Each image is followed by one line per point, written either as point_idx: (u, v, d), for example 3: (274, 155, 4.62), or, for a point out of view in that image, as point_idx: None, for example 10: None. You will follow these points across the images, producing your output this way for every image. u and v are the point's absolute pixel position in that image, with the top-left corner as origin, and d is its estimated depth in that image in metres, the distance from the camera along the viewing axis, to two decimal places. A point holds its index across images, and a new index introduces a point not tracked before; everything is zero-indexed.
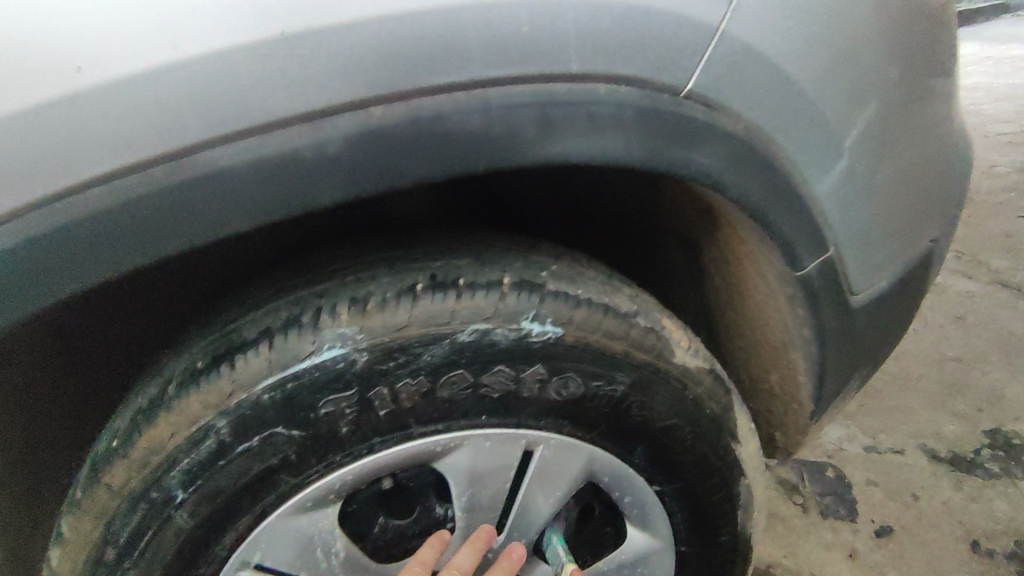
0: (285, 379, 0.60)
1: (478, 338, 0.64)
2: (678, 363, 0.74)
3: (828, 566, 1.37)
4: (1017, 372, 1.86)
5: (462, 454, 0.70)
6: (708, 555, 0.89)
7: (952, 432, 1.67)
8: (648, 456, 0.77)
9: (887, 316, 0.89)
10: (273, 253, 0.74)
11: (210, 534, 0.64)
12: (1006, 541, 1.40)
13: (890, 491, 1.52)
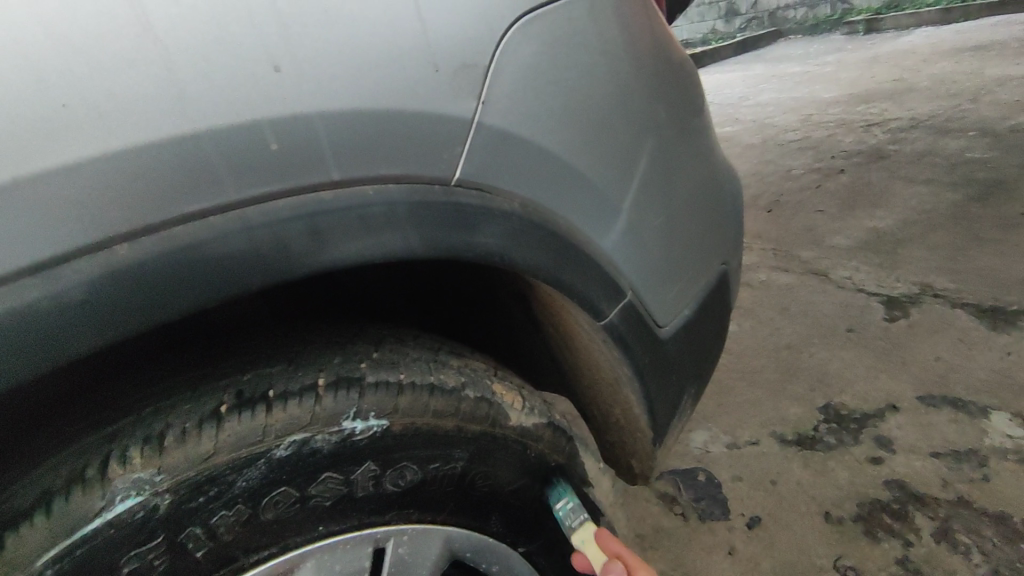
0: (72, 546, 0.53)
1: (297, 450, 0.61)
2: (515, 425, 0.76)
3: (711, 567, 1.45)
4: (836, 349, 2.12)
5: (305, 573, 0.65)
6: None
7: (795, 415, 1.86)
8: (505, 523, 0.78)
9: (697, 337, 0.98)
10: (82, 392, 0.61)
11: None
12: (849, 505, 1.55)
13: (753, 482, 1.65)
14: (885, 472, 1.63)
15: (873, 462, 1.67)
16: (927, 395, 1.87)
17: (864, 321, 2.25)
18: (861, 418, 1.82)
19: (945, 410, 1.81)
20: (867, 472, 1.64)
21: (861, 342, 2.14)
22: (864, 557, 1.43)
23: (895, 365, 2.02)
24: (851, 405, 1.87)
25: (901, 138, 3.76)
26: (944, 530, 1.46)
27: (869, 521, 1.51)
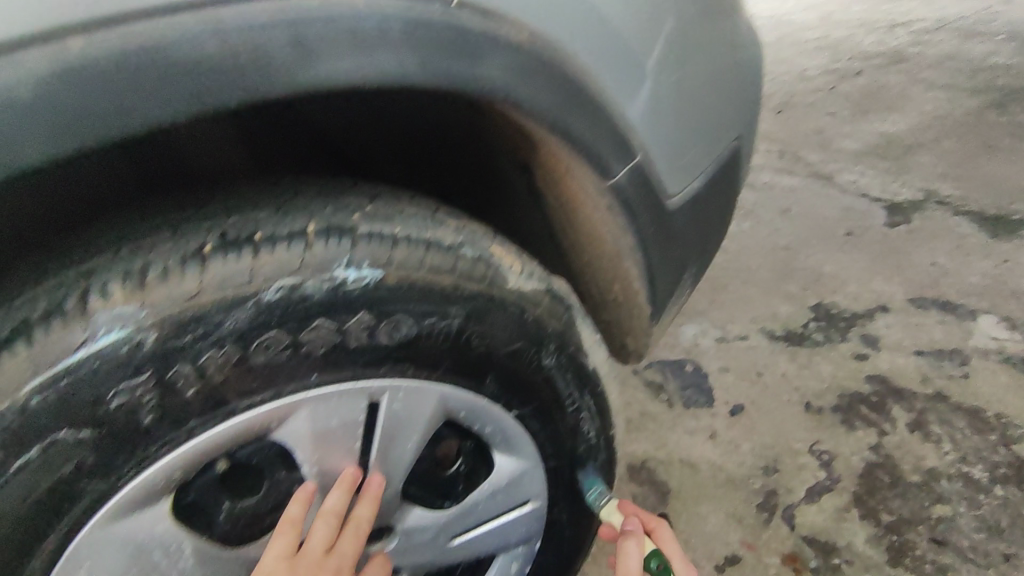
0: (56, 377, 0.53)
1: (287, 294, 0.59)
2: (513, 288, 0.74)
3: (693, 449, 1.51)
4: (833, 251, 2.11)
5: (299, 418, 0.65)
6: (575, 463, 0.92)
7: (785, 312, 1.88)
8: (500, 386, 0.78)
9: (703, 215, 0.95)
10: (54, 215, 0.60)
11: (13, 565, 0.58)
12: (830, 396, 1.60)
13: (738, 374, 1.69)
14: (868, 368, 1.67)
15: (858, 358, 1.70)
16: (919, 297, 1.89)
17: (864, 225, 2.22)
18: (850, 317, 1.84)
19: (935, 312, 1.83)
20: (850, 367, 1.68)
21: (859, 246, 2.12)
22: (840, 442, 1.48)
23: (890, 268, 2.01)
24: (842, 305, 1.88)
25: (925, 39, 3.55)
26: (919, 421, 1.51)
27: (848, 410, 1.56)
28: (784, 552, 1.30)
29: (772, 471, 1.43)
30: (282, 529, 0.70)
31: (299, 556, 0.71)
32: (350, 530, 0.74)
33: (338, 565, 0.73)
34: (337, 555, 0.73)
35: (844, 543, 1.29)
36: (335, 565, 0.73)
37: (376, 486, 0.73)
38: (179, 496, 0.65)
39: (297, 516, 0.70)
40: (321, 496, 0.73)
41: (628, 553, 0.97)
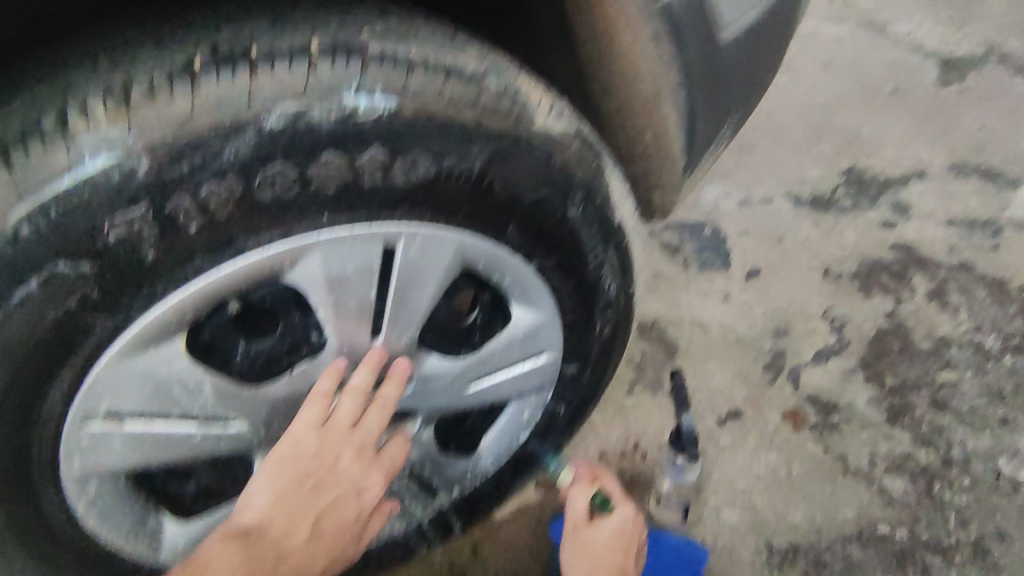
0: (45, 206, 0.50)
1: (291, 123, 0.53)
2: (542, 129, 0.67)
3: (705, 310, 1.49)
4: (874, 111, 1.95)
5: (311, 261, 0.62)
6: (593, 319, 0.91)
7: (815, 176, 1.78)
8: (522, 235, 0.73)
9: (757, 50, 0.84)
10: (25, 36, 0.55)
11: (34, 394, 0.58)
12: (851, 263, 1.56)
13: (758, 239, 1.64)
14: (894, 236, 1.61)
15: (885, 225, 1.64)
16: (959, 165, 1.78)
17: (913, 83, 2.03)
18: (883, 183, 1.75)
19: (973, 183, 1.74)
20: (876, 234, 1.62)
21: (903, 106, 1.96)
22: (854, 309, 1.47)
23: (934, 132, 1.88)
24: (876, 170, 1.78)
25: None
26: (939, 290, 1.49)
27: (867, 278, 1.52)
28: (787, 408, 1.30)
29: (783, 334, 1.43)
30: (312, 401, 0.72)
31: (326, 427, 0.74)
32: (374, 409, 0.76)
33: (362, 441, 0.76)
34: (362, 431, 0.76)
35: (847, 401, 1.30)
36: (360, 440, 0.76)
37: (403, 369, 0.75)
38: (193, 331, 0.65)
39: (326, 390, 0.71)
40: (349, 371, 0.74)
41: (573, 496, 1.07)
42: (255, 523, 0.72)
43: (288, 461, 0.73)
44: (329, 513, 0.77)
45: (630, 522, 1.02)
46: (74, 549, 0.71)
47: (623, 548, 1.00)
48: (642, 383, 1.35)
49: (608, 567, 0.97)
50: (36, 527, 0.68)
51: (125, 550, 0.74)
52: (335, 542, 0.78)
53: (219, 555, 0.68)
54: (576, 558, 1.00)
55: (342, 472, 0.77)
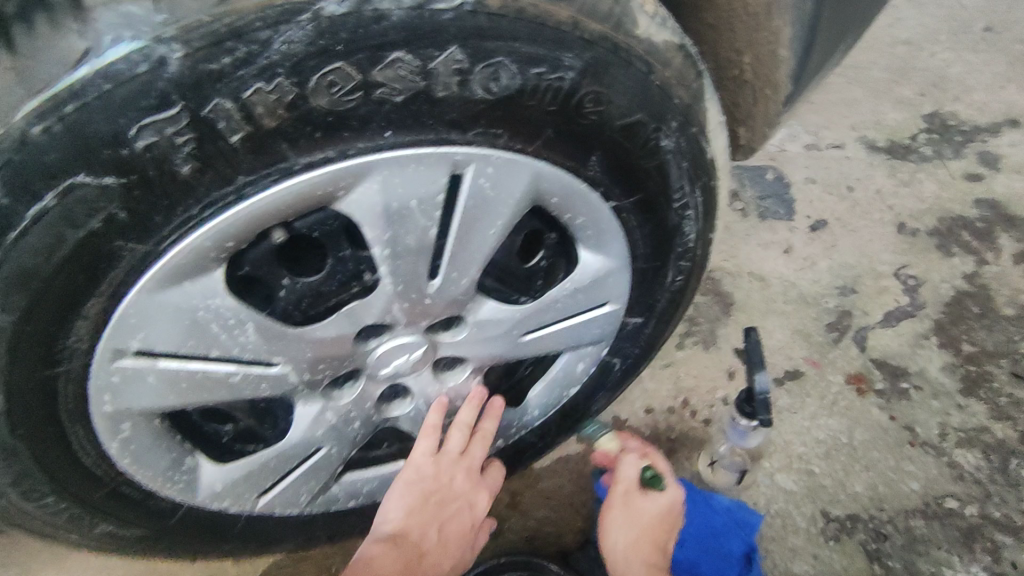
0: (59, 101, 0.43)
1: (357, 10, 0.46)
2: (642, 37, 0.58)
3: (765, 263, 1.38)
4: (964, 50, 1.75)
5: (368, 187, 0.54)
6: (666, 268, 0.82)
7: (893, 120, 1.61)
8: (605, 169, 0.64)
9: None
10: None
11: (58, 329, 0.52)
12: (929, 219, 1.42)
13: (826, 187, 1.50)
14: (980, 190, 1.47)
15: (970, 178, 1.49)
16: None
17: (1010, 20, 1.82)
18: (970, 131, 1.58)
19: None
20: (959, 188, 1.47)
21: (998, 45, 1.76)
22: (931, 268, 1.35)
23: None
24: (963, 116, 1.61)
25: None
26: None
27: (946, 236, 1.40)
28: (852, 371, 1.21)
29: (849, 292, 1.33)
30: (426, 433, 0.84)
31: (440, 454, 0.86)
32: (479, 440, 0.87)
33: (469, 464, 0.88)
34: (470, 457, 0.87)
35: (917, 368, 1.21)
36: (468, 464, 0.88)
37: (499, 407, 0.87)
38: (234, 266, 0.57)
39: (436, 421, 0.84)
40: (454, 407, 0.86)
41: (623, 462, 1.00)
42: (395, 533, 0.83)
43: (413, 481, 0.85)
44: (449, 525, 0.88)
45: (676, 505, 0.97)
46: (108, 490, 0.67)
47: (662, 530, 0.96)
48: (695, 337, 1.28)
49: (650, 542, 0.94)
50: (69, 469, 0.63)
51: (162, 491, 0.70)
52: (456, 548, 0.89)
53: (377, 557, 0.79)
54: (625, 526, 0.95)
55: (457, 490, 0.88)
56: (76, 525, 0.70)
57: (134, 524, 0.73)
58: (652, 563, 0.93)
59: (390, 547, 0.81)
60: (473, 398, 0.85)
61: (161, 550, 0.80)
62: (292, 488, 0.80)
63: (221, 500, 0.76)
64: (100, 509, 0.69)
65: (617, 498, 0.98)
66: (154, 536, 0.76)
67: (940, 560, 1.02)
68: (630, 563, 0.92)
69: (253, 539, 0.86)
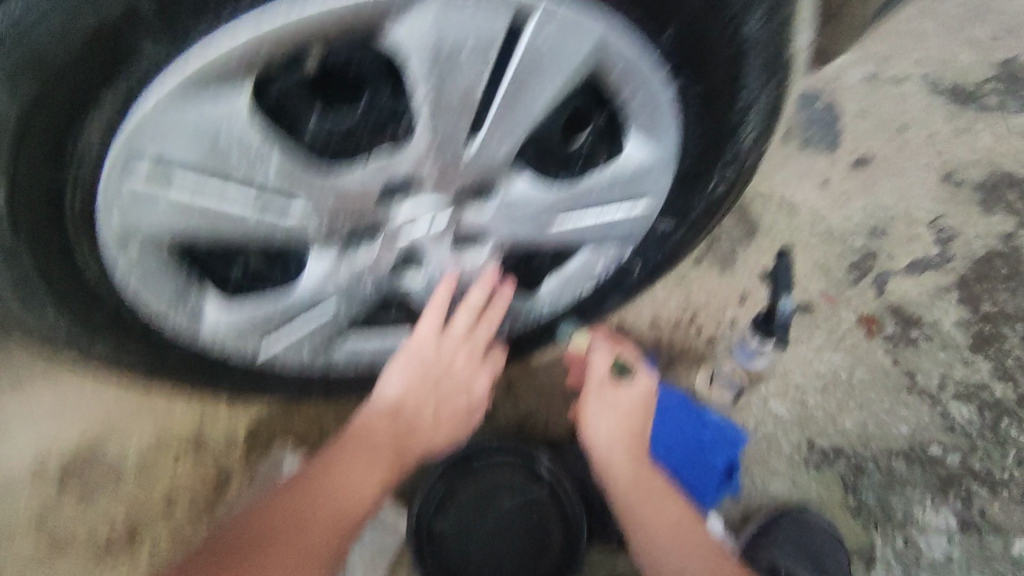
0: None
1: None
2: None
3: (799, 191, 1.32)
4: None
5: (421, 18, 0.50)
6: (711, 175, 0.77)
7: (965, 58, 1.48)
8: (679, 44, 0.59)
9: None
10: None
11: (68, 119, 0.49)
12: (978, 171, 1.35)
13: (880, 120, 1.40)
14: None
15: None
16: None
17: None
18: None
19: None
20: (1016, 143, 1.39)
21: None
22: (968, 221, 1.30)
23: None
24: None
25: None
26: None
27: (991, 191, 1.33)
28: (865, 313, 1.19)
29: (879, 235, 1.28)
30: (430, 310, 0.82)
31: (444, 333, 0.84)
32: (484, 324, 0.85)
33: (473, 346, 0.86)
34: (473, 339, 0.85)
35: (932, 318, 1.19)
36: (470, 346, 0.85)
37: (506, 293, 0.84)
38: (260, 89, 0.53)
39: (444, 297, 0.81)
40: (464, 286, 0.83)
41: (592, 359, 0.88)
42: (394, 405, 0.83)
43: (413, 357, 0.84)
44: (447, 407, 0.86)
45: (648, 393, 0.86)
46: (110, 310, 0.66)
47: (639, 420, 0.85)
48: (713, 257, 1.24)
49: (631, 430, 0.83)
50: (70, 282, 0.61)
51: (163, 322, 0.69)
52: (453, 426, 0.87)
53: (372, 424, 0.81)
54: (604, 420, 0.83)
55: (458, 370, 0.86)
56: (75, 341, 0.69)
57: (137, 350, 0.72)
58: (636, 453, 0.82)
59: (388, 419, 0.82)
60: (486, 278, 0.82)
61: (165, 381, 0.80)
62: (296, 339, 0.78)
63: (223, 341, 0.74)
64: (104, 329, 0.68)
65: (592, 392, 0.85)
66: (157, 366, 0.76)
67: (912, 500, 1.06)
68: (607, 459, 0.82)
69: (250, 384, 0.85)
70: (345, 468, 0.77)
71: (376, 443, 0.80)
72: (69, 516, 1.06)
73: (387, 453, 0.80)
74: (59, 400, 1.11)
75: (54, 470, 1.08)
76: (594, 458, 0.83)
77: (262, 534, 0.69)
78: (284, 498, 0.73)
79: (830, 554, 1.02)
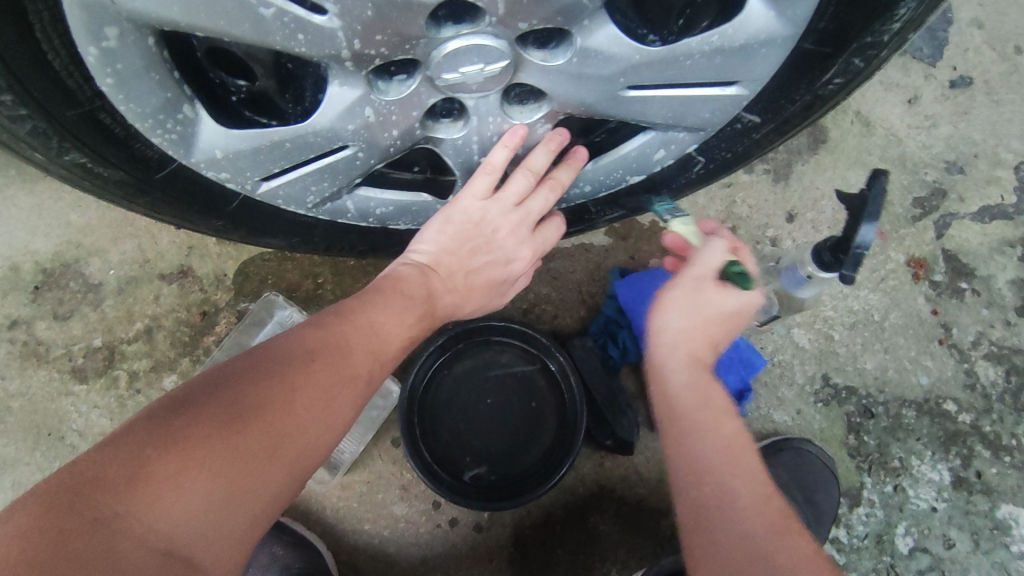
0: None
1: None
2: None
3: (879, 106, 1.16)
4: None
5: None
6: (833, 61, 0.64)
7: None
8: None
9: None
10: None
11: None
12: None
13: (991, 38, 1.20)
14: None
15: None
16: None
17: None
18: None
19: None
20: None
21: None
22: None
23: None
24: None
25: None
26: None
27: None
28: (917, 255, 1.09)
29: (955, 171, 1.14)
30: (484, 170, 0.68)
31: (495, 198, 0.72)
32: (545, 190, 0.72)
33: (524, 218, 0.74)
34: (526, 210, 0.73)
35: (986, 272, 1.11)
36: (522, 218, 0.73)
37: (580, 158, 0.73)
38: None
39: (501, 158, 0.67)
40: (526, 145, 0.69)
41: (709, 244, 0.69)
42: (427, 265, 0.72)
43: (454, 219, 0.72)
44: (481, 275, 0.76)
45: (754, 310, 0.68)
46: (82, 102, 0.54)
47: (726, 331, 0.67)
48: (768, 165, 1.11)
49: (712, 338, 0.66)
50: (30, 59, 0.49)
51: (149, 134, 0.57)
52: (487, 300, 0.78)
53: (402, 282, 0.70)
54: (685, 308, 0.66)
55: (502, 242, 0.75)
56: (41, 145, 0.57)
57: (114, 164, 0.61)
58: (705, 364, 0.66)
59: (421, 278, 0.71)
60: (551, 139, 0.69)
61: (150, 210, 0.69)
62: (302, 182, 0.66)
63: (218, 171, 0.62)
64: (73, 130, 0.56)
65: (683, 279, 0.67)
66: (137, 189, 0.64)
67: (913, 450, 1.04)
68: (677, 356, 0.65)
69: (246, 227, 0.75)
70: (378, 311, 0.66)
71: (409, 294, 0.69)
72: (47, 326, 1.00)
73: (420, 310, 0.70)
74: (37, 203, 1.01)
75: (31, 276, 1.00)
76: (654, 350, 0.66)
77: (305, 341, 0.60)
78: (322, 321, 0.62)
79: (823, 490, 0.99)
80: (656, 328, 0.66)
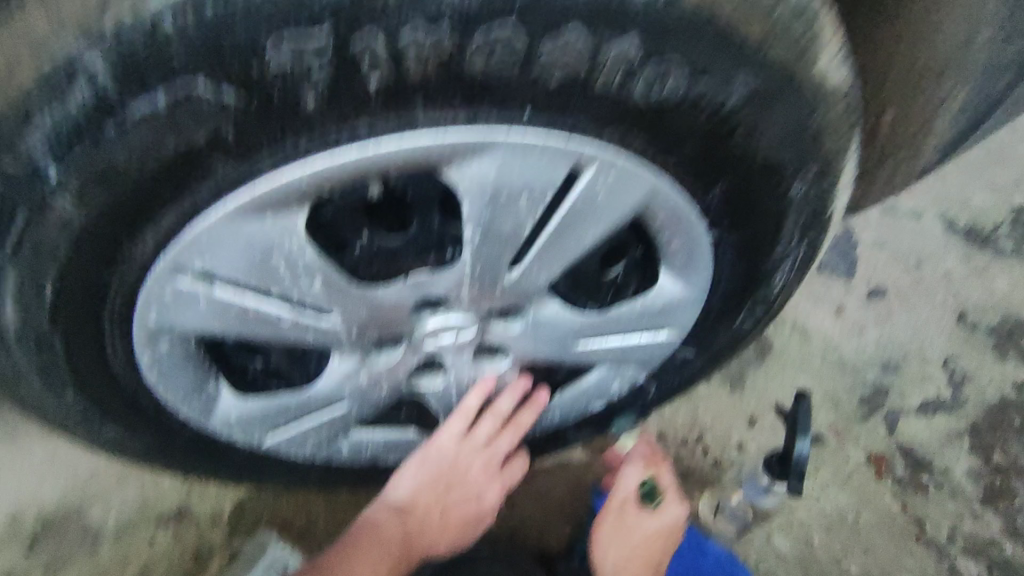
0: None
1: None
2: (819, 75, 0.53)
3: (812, 317, 1.31)
4: None
5: (487, 161, 0.51)
6: (738, 308, 0.75)
7: (980, 201, 1.46)
8: (725, 201, 0.59)
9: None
10: None
11: (126, 229, 0.49)
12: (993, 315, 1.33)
13: (896, 252, 1.39)
14: None
15: None
16: None
17: None
18: None
19: None
20: None
21: None
22: (982, 366, 1.28)
23: None
24: None
25: None
26: None
27: (1004, 339, 1.31)
28: (875, 451, 1.18)
29: (892, 371, 1.26)
30: (456, 416, 0.81)
31: (466, 439, 0.84)
32: (509, 432, 0.84)
33: (491, 456, 0.85)
34: (493, 450, 0.85)
35: (942, 465, 1.18)
36: (490, 455, 0.85)
37: (541, 399, 0.84)
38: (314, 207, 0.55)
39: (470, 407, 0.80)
40: (493, 394, 0.82)
41: (627, 473, 1.00)
42: (404, 504, 0.84)
43: (431, 460, 0.83)
44: (455, 508, 0.87)
45: (676, 525, 0.97)
46: (129, 397, 0.65)
47: (658, 548, 0.96)
48: (722, 375, 1.22)
49: (643, 558, 0.94)
50: (93, 371, 0.60)
51: (179, 412, 0.68)
52: (459, 532, 0.88)
53: (381, 524, 0.82)
54: (616, 542, 0.94)
55: (472, 477, 0.86)
56: (87, 426, 0.67)
57: (145, 435, 0.71)
58: None
59: (398, 518, 0.83)
60: (516, 385, 0.81)
61: (169, 464, 0.78)
62: (303, 434, 0.76)
63: (232, 432, 0.73)
64: (118, 414, 0.67)
65: (613, 509, 0.98)
66: (162, 450, 0.74)
67: None
68: None
69: (249, 470, 0.82)
70: (362, 552, 0.78)
71: (388, 535, 0.81)
72: None
73: (398, 550, 0.81)
74: (45, 451, 1.08)
75: (31, 526, 1.04)
76: None
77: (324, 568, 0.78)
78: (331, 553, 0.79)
79: None
80: (597, 560, 0.94)
